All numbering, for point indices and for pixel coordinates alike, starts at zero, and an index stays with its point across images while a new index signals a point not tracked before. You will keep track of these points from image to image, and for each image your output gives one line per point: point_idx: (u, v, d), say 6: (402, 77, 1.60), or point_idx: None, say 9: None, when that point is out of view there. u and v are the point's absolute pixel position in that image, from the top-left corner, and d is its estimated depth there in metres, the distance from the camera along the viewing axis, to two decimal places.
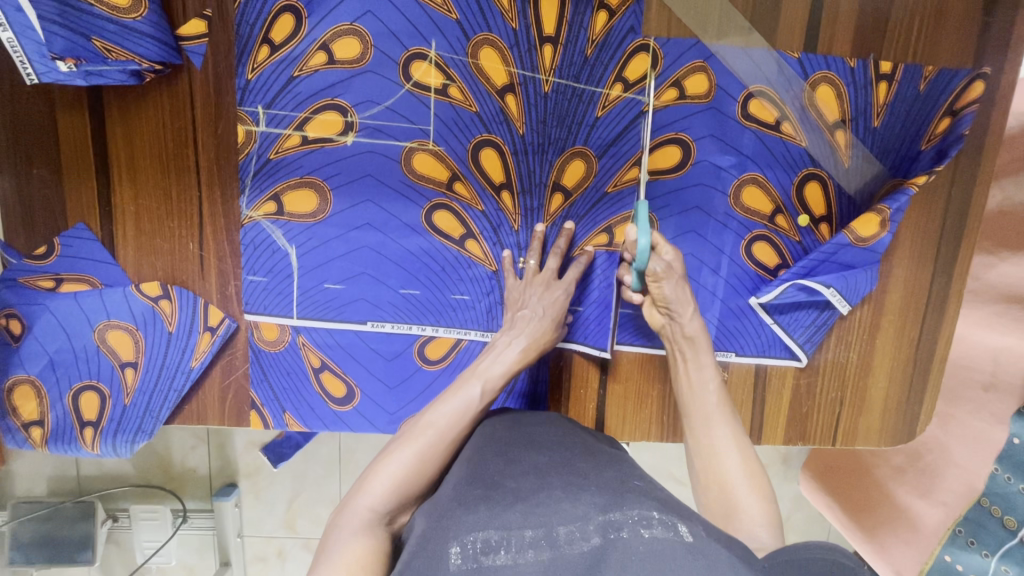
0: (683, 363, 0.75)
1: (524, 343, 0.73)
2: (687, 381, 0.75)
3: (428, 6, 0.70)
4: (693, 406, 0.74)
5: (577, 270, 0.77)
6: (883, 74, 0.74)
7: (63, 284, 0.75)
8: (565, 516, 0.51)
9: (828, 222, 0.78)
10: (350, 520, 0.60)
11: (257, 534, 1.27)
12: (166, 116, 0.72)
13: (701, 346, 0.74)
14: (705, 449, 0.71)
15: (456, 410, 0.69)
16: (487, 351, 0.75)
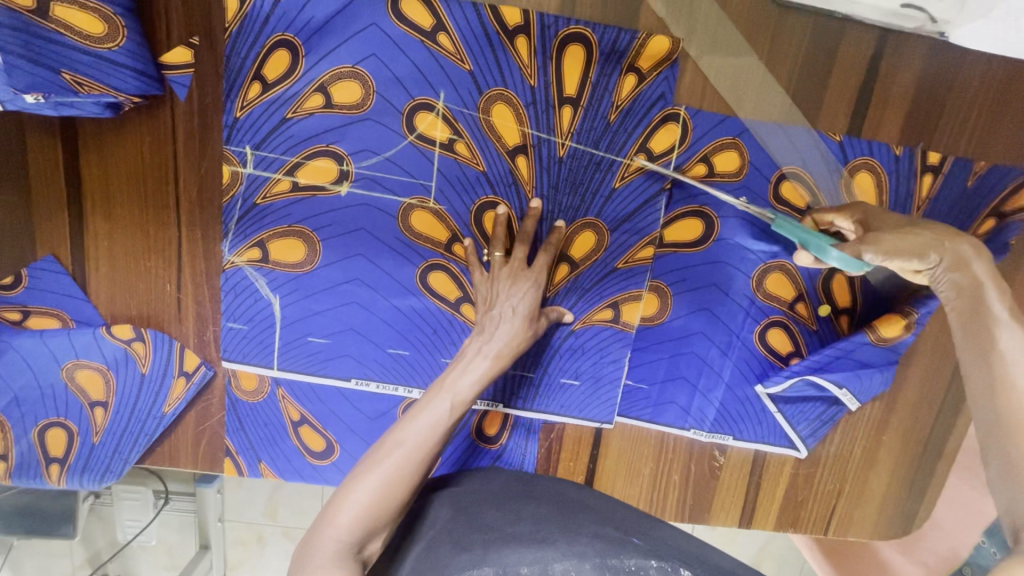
0: (972, 313, 0.57)
1: (498, 347, 0.64)
2: (976, 334, 0.56)
3: (439, 53, 0.63)
4: (988, 370, 0.54)
5: (547, 257, 0.67)
6: (930, 165, 0.68)
7: (31, 317, 0.70)
8: (562, 552, 0.51)
9: (849, 315, 0.73)
10: (315, 555, 0.52)
11: (237, 520, 1.17)
12: (146, 150, 0.67)
13: (988, 296, 0.57)
14: (1002, 426, 0.52)
15: (425, 427, 0.60)
16: (455, 363, 0.65)
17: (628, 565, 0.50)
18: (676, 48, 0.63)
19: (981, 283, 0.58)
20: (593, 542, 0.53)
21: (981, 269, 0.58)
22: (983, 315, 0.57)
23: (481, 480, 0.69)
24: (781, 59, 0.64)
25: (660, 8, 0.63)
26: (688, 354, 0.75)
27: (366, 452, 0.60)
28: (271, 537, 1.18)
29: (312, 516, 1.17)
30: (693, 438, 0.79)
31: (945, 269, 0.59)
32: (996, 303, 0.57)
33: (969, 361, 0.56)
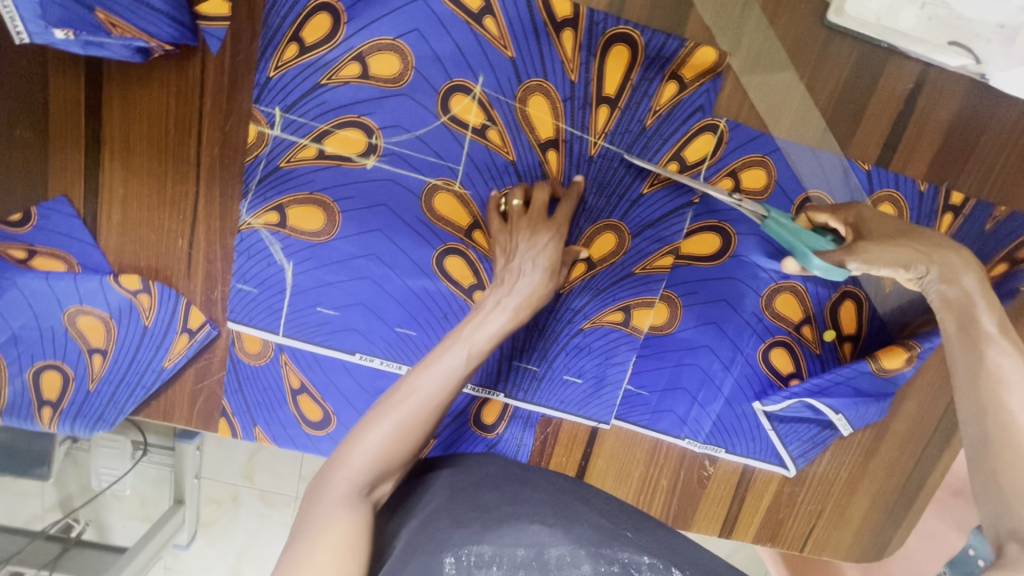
0: (961, 331, 0.58)
1: (514, 301, 0.65)
2: (967, 354, 0.56)
3: (482, 36, 0.62)
4: (977, 392, 0.54)
5: (568, 210, 0.66)
6: (952, 205, 0.68)
7: (36, 257, 0.69)
8: (559, 537, 0.53)
9: (853, 342, 0.75)
10: (328, 494, 0.57)
11: (213, 478, 1.16)
12: (171, 100, 0.65)
13: (978, 316, 0.57)
14: (985, 444, 0.52)
15: (439, 378, 0.63)
16: (472, 313, 0.67)
17: (622, 557, 0.52)
18: (722, 61, 0.63)
19: (970, 299, 0.58)
20: (590, 532, 0.55)
21: (970, 283, 0.59)
22: (971, 331, 0.57)
23: (479, 466, 0.69)
24: (822, 82, 0.64)
25: (709, 16, 0.62)
26: (691, 366, 0.76)
27: (379, 401, 0.63)
28: (245, 498, 1.17)
29: (290, 482, 1.17)
30: (687, 448, 0.80)
31: (934, 282, 0.60)
32: (986, 320, 0.57)
33: (960, 382, 0.56)
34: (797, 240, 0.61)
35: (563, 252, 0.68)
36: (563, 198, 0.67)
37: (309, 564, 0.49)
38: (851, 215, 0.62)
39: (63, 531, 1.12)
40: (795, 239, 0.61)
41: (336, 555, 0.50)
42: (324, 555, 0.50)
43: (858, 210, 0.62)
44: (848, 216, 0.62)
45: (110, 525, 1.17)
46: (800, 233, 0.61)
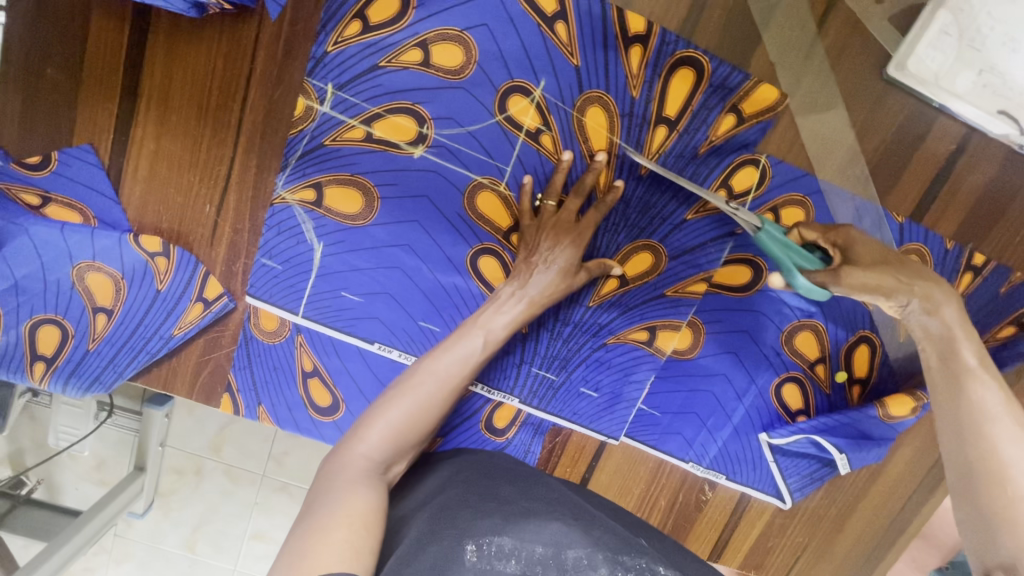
0: (943, 367, 0.55)
1: (535, 292, 0.67)
2: (948, 389, 0.53)
3: (551, 41, 0.62)
4: (959, 421, 0.51)
5: (601, 214, 0.65)
6: (973, 266, 0.71)
7: (50, 205, 0.65)
8: (575, 539, 0.56)
9: (862, 386, 0.77)
10: (345, 467, 0.59)
11: (178, 448, 1.05)
12: (219, 60, 0.62)
13: (960, 348, 0.54)
14: (968, 474, 0.49)
15: (457, 360, 0.66)
16: (488, 301, 0.69)
17: (637, 565, 0.56)
18: (782, 103, 0.64)
19: (950, 331, 0.55)
20: (604, 538, 0.59)
21: (952, 314, 0.55)
22: (952, 366, 0.54)
23: (487, 458, 0.71)
24: (871, 132, 0.66)
25: (774, 53, 0.63)
26: (705, 392, 0.77)
27: (398, 380, 0.66)
28: (209, 472, 1.06)
29: (258, 462, 1.06)
30: (689, 471, 0.81)
31: (915, 315, 0.57)
32: (967, 353, 0.54)
33: (942, 413, 0.53)
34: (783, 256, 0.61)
35: (593, 263, 0.68)
36: (595, 205, 0.66)
37: (321, 535, 0.51)
38: (837, 236, 0.60)
39: (12, 487, 1.01)
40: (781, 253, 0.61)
41: (348, 529, 0.52)
42: (337, 528, 0.52)
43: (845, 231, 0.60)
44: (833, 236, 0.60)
45: (62, 484, 1.06)
46: (787, 250, 0.61)
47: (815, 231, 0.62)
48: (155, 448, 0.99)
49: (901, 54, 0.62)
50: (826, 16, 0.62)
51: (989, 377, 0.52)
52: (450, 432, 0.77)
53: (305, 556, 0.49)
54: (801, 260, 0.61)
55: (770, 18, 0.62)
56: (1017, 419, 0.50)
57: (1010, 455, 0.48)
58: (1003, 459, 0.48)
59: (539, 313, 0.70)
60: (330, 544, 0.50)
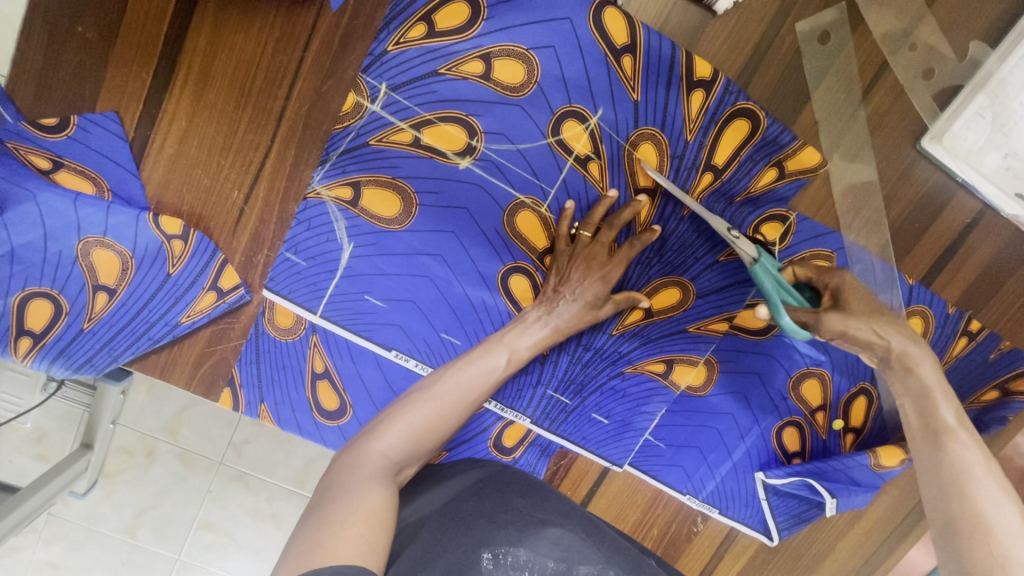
0: (923, 425, 0.56)
1: (563, 317, 0.67)
2: (930, 448, 0.54)
3: (615, 71, 0.62)
4: (940, 477, 0.52)
5: (638, 246, 0.66)
6: (969, 330, 0.74)
7: (61, 170, 0.61)
8: (587, 556, 0.56)
9: (856, 434, 0.78)
10: (362, 462, 0.58)
11: (132, 427, 0.96)
12: (270, 43, 0.60)
13: (938, 407, 0.56)
14: (953, 530, 0.49)
15: (481, 374, 0.65)
16: (514, 321, 0.69)
17: None
18: (820, 168, 0.66)
19: (929, 390, 0.57)
20: (613, 556, 0.60)
21: (929, 373, 0.58)
22: (931, 423, 0.55)
23: (496, 472, 0.70)
24: (897, 197, 0.69)
25: (821, 112, 0.65)
26: (710, 429, 0.79)
27: (421, 384, 0.65)
28: (161, 454, 0.97)
29: (216, 448, 0.98)
30: (684, 503, 0.83)
31: (893, 372, 0.60)
32: (946, 411, 0.55)
33: (925, 471, 0.54)
34: (772, 288, 0.63)
35: (621, 295, 0.69)
36: (629, 241, 0.66)
37: (340, 528, 0.49)
38: (832, 280, 0.61)
39: None
40: (771, 285, 0.63)
41: (365, 524, 0.50)
42: (355, 523, 0.49)
43: (840, 277, 0.61)
44: (827, 281, 0.62)
45: None
46: (777, 284, 0.63)
47: (810, 272, 0.63)
48: (106, 425, 0.88)
49: (937, 128, 0.65)
50: (873, 83, 0.65)
51: (967, 437, 0.53)
52: (456, 446, 0.76)
53: (322, 548, 0.47)
54: (790, 296, 0.63)
55: (823, 77, 0.64)
56: (997, 478, 0.50)
57: (994, 513, 0.48)
58: (987, 516, 0.48)
59: (565, 338, 0.71)
60: (348, 538, 0.48)
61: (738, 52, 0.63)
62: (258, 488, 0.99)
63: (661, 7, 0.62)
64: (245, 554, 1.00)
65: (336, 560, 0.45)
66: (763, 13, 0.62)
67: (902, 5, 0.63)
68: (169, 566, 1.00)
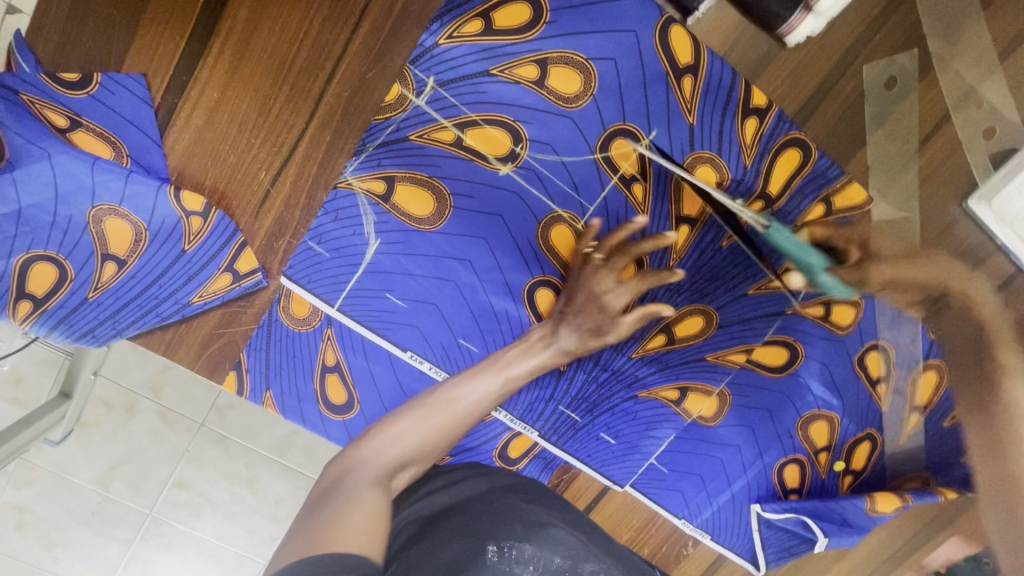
0: (979, 355, 0.61)
1: (567, 344, 0.66)
2: (983, 393, 0.59)
3: (674, 92, 0.60)
4: None
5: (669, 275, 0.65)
6: None
7: (78, 130, 0.57)
8: (592, 555, 0.57)
9: (854, 477, 0.79)
10: (359, 467, 0.56)
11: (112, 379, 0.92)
12: (318, 20, 0.57)
13: (998, 349, 0.59)
14: None
15: (480, 392, 0.63)
16: (518, 341, 0.67)
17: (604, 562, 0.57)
18: (866, 206, 0.64)
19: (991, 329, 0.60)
20: (612, 561, 0.59)
21: (989, 313, 0.61)
22: (992, 366, 0.59)
23: (503, 476, 0.69)
24: None
25: (873, 159, 0.64)
26: (714, 458, 0.79)
27: (421, 396, 0.64)
28: (143, 410, 0.94)
29: (198, 409, 0.95)
30: (678, 527, 0.83)
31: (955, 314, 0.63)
32: (1006, 353, 0.58)
33: None
34: (797, 250, 0.63)
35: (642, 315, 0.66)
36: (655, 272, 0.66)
37: (335, 522, 0.48)
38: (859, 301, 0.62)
39: None
40: (794, 248, 0.63)
41: (361, 518, 0.49)
42: (350, 518, 0.49)
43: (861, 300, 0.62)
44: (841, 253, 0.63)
45: None
46: (801, 245, 0.63)
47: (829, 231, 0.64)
48: (87, 376, 0.84)
49: (988, 189, 0.63)
50: (931, 134, 0.63)
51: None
52: (461, 452, 0.75)
53: (319, 538, 0.46)
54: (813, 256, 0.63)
55: (882, 121, 0.63)
56: None
57: None
58: None
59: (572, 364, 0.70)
60: (345, 529, 0.48)
61: (800, 88, 0.62)
62: (238, 453, 0.96)
63: (727, 33, 0.61)
64: (219, 516, 0.98)
65: (334, 548, 0.45)
66: (829, 50, 0.60)
67: (975, 57, 0.61)
68: (140, 520, 0.98)
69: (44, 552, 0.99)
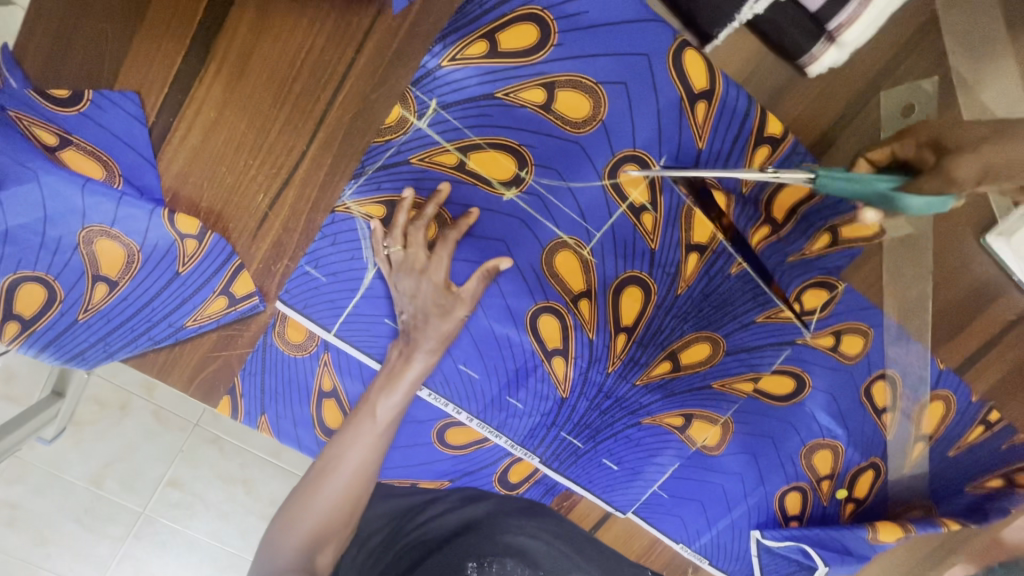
0: None
1: (428, 345, 0.61)
2: None
3: (687, 118, 0.58)
4: None
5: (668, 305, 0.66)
6: (987, 420, 0.71)
7: (68, 149, 0.55)
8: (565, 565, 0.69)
9: (856, 504, 0.75)
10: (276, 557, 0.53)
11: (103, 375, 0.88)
12: (318, 38, 0.55)
13: None
14: None
15: (365, 433, 0.59)
16: (381, 377, 0.62)
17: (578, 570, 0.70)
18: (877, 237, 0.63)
19: None
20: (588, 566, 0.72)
21: None
22: None
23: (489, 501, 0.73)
24: (950, 284, 0.67)
25: None
26: (715, 484, 0.77)
27: (309, 468, 0.59)
28: (136, 408, 0.89)
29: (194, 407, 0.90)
30: (677, 551, 0.81)
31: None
32: None
33: None
34: (858, 186, 0.43)
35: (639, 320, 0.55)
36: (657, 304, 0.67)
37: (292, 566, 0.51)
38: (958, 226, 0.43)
39: None
40: (852, 185, 0.43)
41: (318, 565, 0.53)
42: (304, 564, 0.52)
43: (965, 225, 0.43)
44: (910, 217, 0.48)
45: None
46: (860, 179, 0.43)
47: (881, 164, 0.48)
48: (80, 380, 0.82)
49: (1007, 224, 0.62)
50: None
51: None
52: (460, 477, 0.74)
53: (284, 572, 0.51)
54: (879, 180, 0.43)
55: None
56: None
57: None
58: None
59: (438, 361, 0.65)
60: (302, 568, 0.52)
61: (820, 115, 0.59)
62: (233, 454, 0.91)
63: (748, 58, 0.59)
64: (213, 515, 0.92)
65: None
66: (851, 78, 0.58)
67: None
68: (133, 520, 0.91)
69: (36, 549, 0.90)
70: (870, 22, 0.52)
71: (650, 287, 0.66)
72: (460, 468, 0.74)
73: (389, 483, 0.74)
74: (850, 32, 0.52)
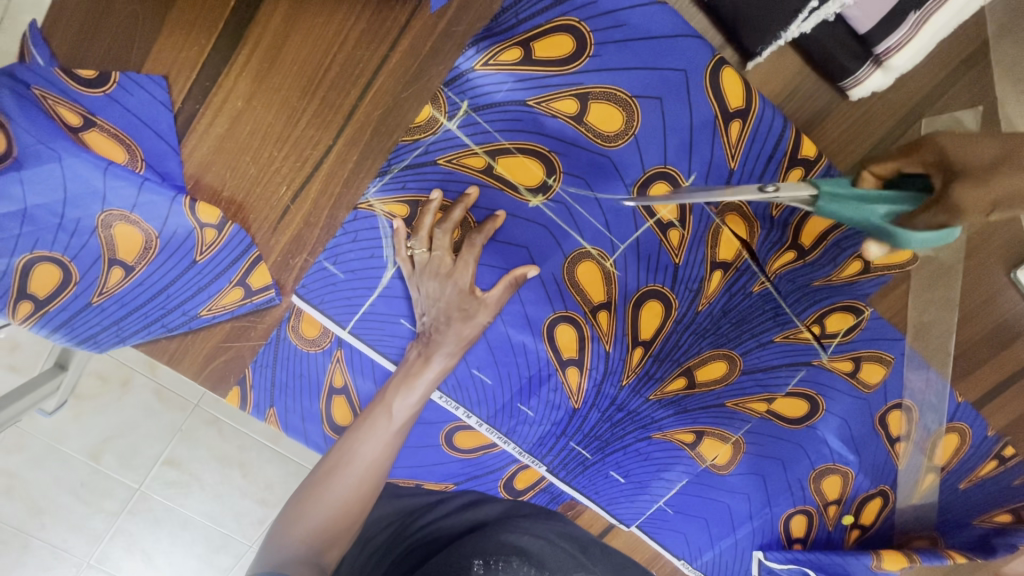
0: None
1: (447, 349, 0.60)
2: None
3: (721, 136, 0.57)
4: None
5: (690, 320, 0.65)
6: (1000, 454, 0.68)
7: (91, 130, 0.54)
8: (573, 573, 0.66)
9: (862, 531, 0.72)
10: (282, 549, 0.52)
11: None
12: (353, 35, 0.54)
13: None
14: None
15: (382, 433, 0.58)
16: (399, 376, 0.61)
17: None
18: (908, 266, 0.63)
19: None
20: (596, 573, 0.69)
21: None
22: None
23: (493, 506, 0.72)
24: (975, 316, 0.65)
25: None
26: (720, 503, 0.74)
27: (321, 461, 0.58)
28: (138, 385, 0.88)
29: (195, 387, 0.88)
30: (678, 568, 0.79)
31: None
32: None
33: None
34: (856, 213, 0.41)
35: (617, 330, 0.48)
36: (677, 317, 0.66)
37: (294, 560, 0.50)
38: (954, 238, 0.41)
39: None
40: (851, 214, 0.42)
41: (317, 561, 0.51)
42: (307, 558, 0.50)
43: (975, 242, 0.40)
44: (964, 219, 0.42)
45: None
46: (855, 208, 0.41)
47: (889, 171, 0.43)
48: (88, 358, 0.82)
49: None
50: None
51: None
52: (466, 480, 0.73)
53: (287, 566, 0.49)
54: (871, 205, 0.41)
55: None
56: None
57: None
58: None
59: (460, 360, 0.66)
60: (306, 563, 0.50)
61: (857, 141, 0.58)
62: (232, 436, 0.89)
63: (790, 77, 0.57)
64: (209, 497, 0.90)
65: None
66: (894, 105, 0.56)
67: None
68: (129, 494, 0.89)
69: (33, 518, 0.89)
70: (919, 48, 0.51)
71: (671, 300, 0.65)
72: (466, 472, 0.73)
73: (395, 483, 0.73)
74: (899, 55, 0.51)
